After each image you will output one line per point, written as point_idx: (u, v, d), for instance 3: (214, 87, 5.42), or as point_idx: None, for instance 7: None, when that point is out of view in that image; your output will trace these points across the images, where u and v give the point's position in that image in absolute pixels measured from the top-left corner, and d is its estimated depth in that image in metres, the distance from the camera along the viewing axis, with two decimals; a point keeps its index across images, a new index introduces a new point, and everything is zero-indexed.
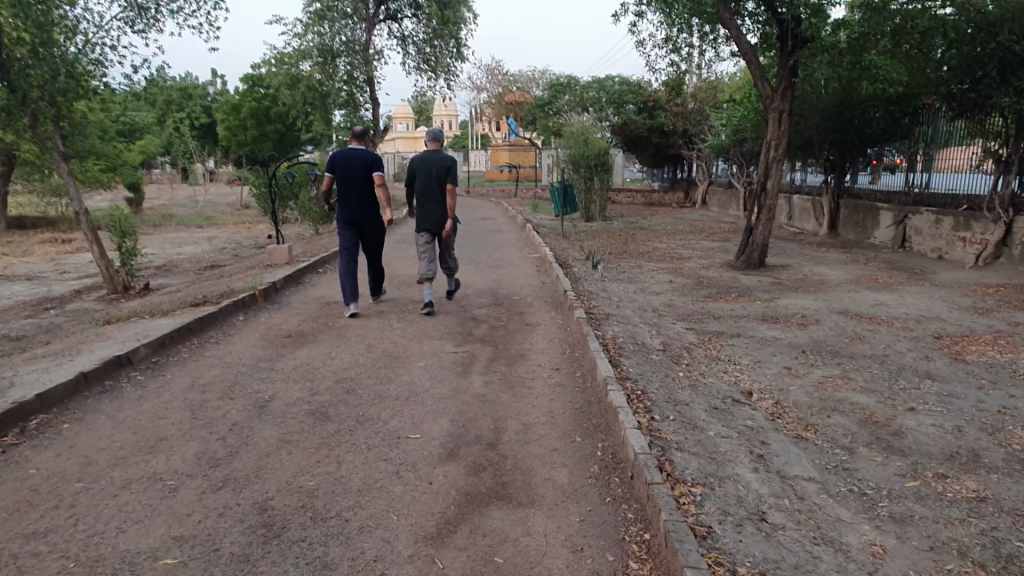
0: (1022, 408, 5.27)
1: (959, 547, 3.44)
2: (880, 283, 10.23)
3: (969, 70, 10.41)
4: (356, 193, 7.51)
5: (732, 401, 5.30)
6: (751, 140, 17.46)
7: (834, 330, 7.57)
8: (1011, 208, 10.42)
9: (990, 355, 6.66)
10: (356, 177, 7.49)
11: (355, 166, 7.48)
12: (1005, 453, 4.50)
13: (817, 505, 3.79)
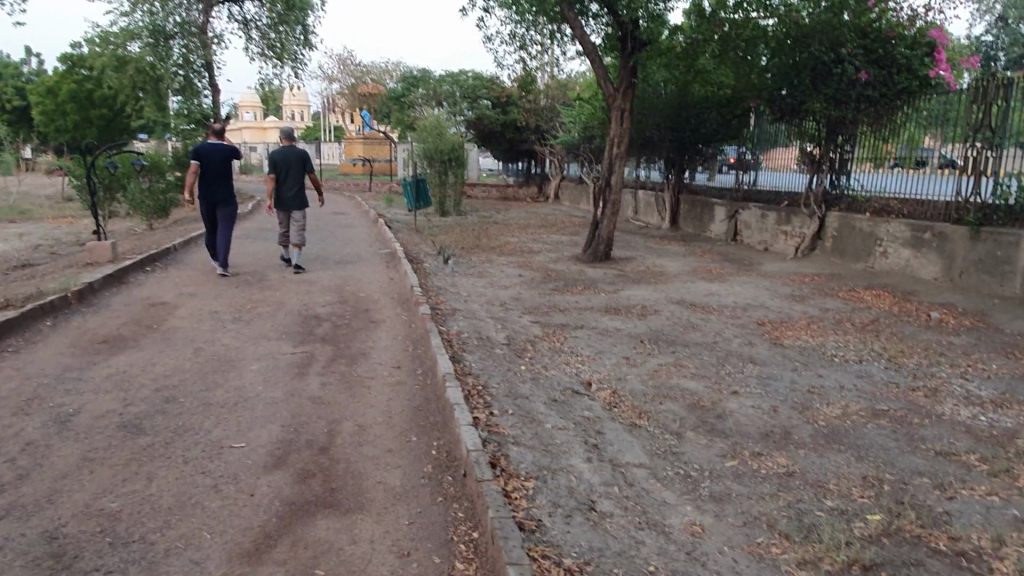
0: (829, 387, 5.76)
1: (768, 520, 3.68)
2: (712, 274, 10.89)
3: (787, 77, 11.33)
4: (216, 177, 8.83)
5: (571, 393, 5.42)
6: (599, 138, 18.11)
7: (670, 320, 7.96)
8: (823, 204, 11.49)
9: (804, 339, 7.26)
10: (217, 163, 8.89)
11: (216, 156, 8.87)
12: (812, 430, 4.89)
13: (645, 490, 3.94)
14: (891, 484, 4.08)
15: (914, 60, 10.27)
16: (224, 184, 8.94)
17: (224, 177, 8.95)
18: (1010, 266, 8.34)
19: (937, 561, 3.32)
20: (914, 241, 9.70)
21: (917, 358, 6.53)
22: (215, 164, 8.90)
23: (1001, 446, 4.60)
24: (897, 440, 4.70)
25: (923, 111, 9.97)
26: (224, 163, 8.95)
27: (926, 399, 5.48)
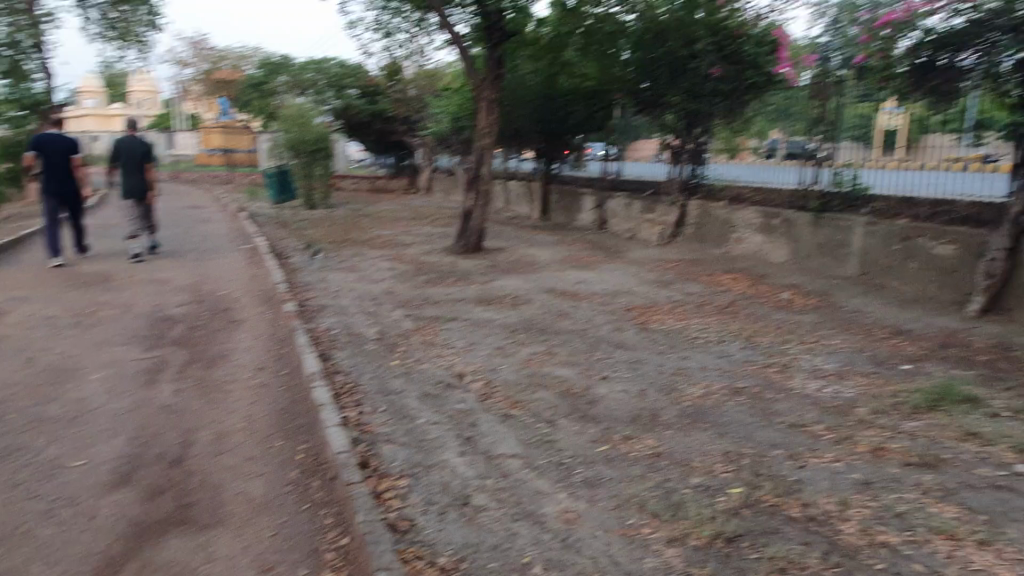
0: (692, 368, 6.02)
1: (638, 501, 3.77)
2: (582, 262, 11.12)
3: (647, 71, 11.60)
4: (60, 170, 8.53)
5: (444, 385, 5.34)
6: (468, 129, 18.07)
7: (542, 308, 8.05)
8: (685, 192, 12.04)
9: (668, 322, 7.56)
10: (58, 156, 8.55)
11: (58, 149, 8.52)
12: (677, 410, 5.09)
13: (520, 481, 3.93)
14: (750, 458, 4.29)
15: (760, 57, 10.85)
16: (68, 177, 8.66)
17: (66, 169, 8.65)
18: (847, 248, 9.09)
19: (791, 527, 3.52)
20: (765, 227, 10.34)
21: (770, 337, 6.96)
22: (56, 157, 8.54)
23: (843, 415, 4.96)
24: (753, 415, 4.97)
25: (771, 104, 10.98)
26: (66, 155, 8.61)
27: (778, 375, 5.85)
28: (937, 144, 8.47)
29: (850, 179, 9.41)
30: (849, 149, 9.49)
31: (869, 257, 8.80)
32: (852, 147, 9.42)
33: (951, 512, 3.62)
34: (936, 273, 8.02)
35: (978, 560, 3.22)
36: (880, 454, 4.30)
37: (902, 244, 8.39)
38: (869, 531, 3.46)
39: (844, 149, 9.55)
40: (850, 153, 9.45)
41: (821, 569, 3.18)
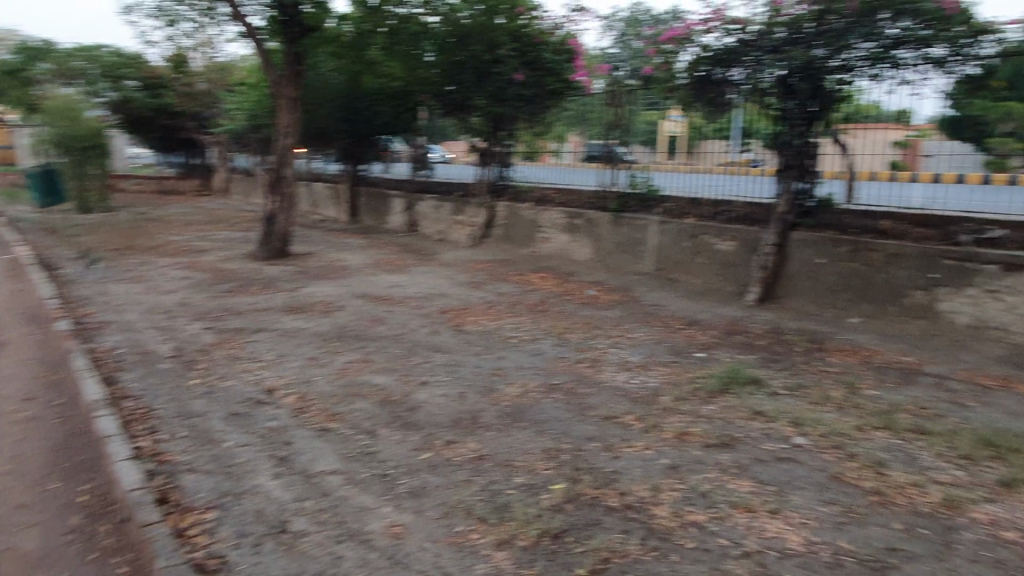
0: (509, 367, 6.11)
1: (465, 507, 3.73)
2: (394, 265, 10.94)
3: (452, 73, 11.62)
4: None
5: (253, 403, 4.96)
6: (267, 128, 17.14)
7: (354, 314, 7.80)
8: (491, 193, 12.32)
9: (483, 323, 7.64)
10: None
11: None
12: (497, 411, 5.13)
13: (341, 498, 3.74)
14: (569, 453, 4.42)
15: (557, 65, 11.30)
16: None
17: None
18: (644, 246, 9.73)
19: (610, 517, 3.66)
20: (569, 227, 10.81)
21: (580, 333, 7.26)
22: None
23: (650, 404, 5.27)
24: (569, 411, 5.13)
25: (568, 110, 11.43)
26: None
27: (590, 369, 6.11)
28: (713, 150, 9.36)
29: (644, 182, 10.16)
30: (640, 151, 10.21)
31: (663, 253, 9.49)
32: (642, 148, 10.16)
33: (746, 487, 3.97)
34: (720, 267, 8.83)
35: (772, 529, 3.55)
36: (684, 438, 4.62)
37: (690, 241, 9.14)
38: (679, 512, 3.69)
39: (636, 151, 10.25)
40: (642, 155, 10.19)
41: (641, 554, 3.34)
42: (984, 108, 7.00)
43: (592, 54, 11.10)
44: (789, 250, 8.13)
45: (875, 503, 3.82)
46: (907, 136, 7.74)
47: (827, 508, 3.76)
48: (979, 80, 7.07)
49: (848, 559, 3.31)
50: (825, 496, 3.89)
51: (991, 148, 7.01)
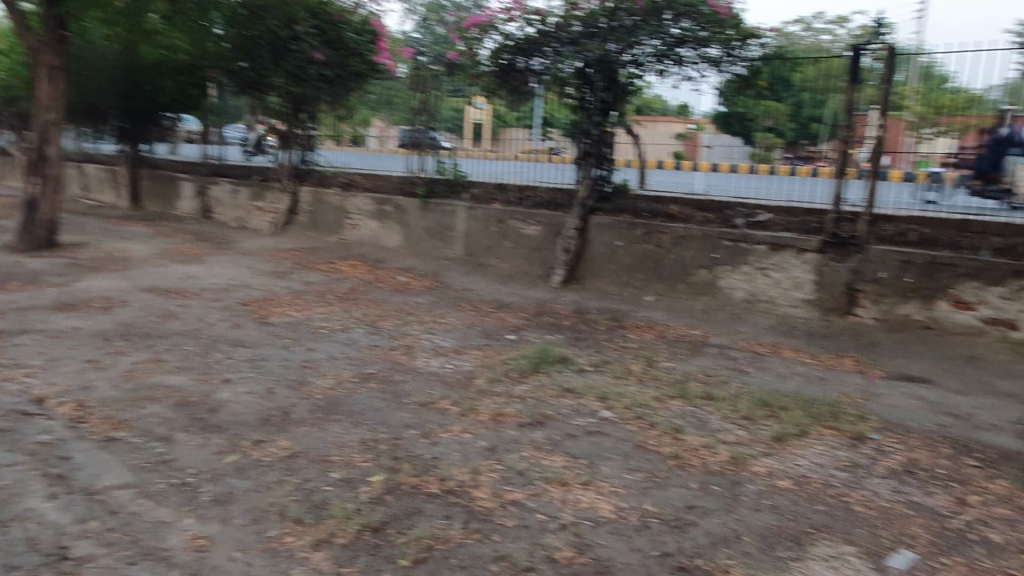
0: (319, 359, 5.86)
1: (278, 509, 3.51)
2: (186, 255, 10.08)
3: (245, 49, 10.88)
4: None
5: (18, 416, 4.32)
6: (23, 101, 14.98)
7: (141, 310, 7.06)
8: (294, 179, 11.64)
9: (290, 314, 7.25)
10: None
11: None
12: (309, 405, 4.89)
13: (133, 515, 3.38)
14: (387, 443, 4.31)
15: (360, 46, 11.01)
16: None
17: None
18: (453, 231, 9.77)
19: (431, 504, 3.63)
20: (378, 213, 10.60)
21: (392, 320, 7.14)
22: None
23: (465, 388, 5.31)
24: (385, 400, 5.02)
25: (370, 95, 11.55)
26: None
27: (403, 356, 6.03)
28: (517, 137, 9.63)
29: (451, 167, 10.16)
30: (450, 136, 10.23)
31: (472, 239, 9.59)
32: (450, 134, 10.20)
33: (559, 462, 4.12)
34: (527, 251, 9.10)
35: (586, 500, 3.71)
36: (500, 419, 4.71)
37: (498, 227, 9.31)
38: (498, 492, 3.74)
39: (445, 137, 10.26)
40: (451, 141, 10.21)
41: (463, 537, 3.34)
42: (748, 104, 7.97)
43: (395, 38, 11.12)
44: (590, 234, 8.56)
45: (674, 467, 4.14)
46: (687, 129, 8.45)
47: (633, 475, 4.01)
48: (747, 79, 7.90)
49: (653, 520, 3.55)
50: (631, 464, 4.15)
51: (756, 142, 7.99)
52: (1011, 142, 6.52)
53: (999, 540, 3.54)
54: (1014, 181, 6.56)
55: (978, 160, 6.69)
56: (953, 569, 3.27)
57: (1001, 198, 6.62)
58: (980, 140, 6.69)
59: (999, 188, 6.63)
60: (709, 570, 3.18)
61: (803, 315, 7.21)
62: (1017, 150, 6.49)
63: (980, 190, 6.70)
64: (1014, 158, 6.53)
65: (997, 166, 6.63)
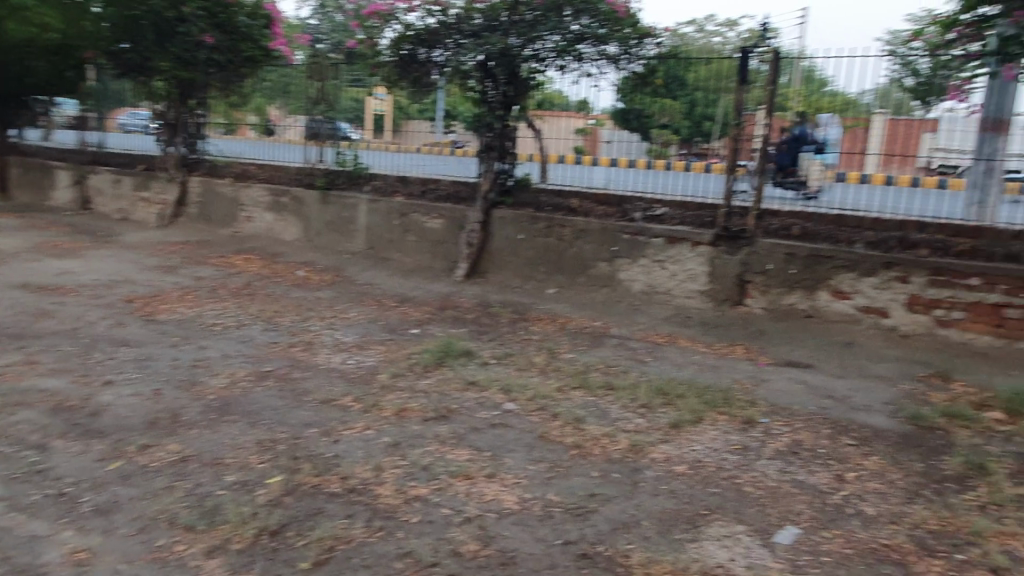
0: (212, 358, 5.60)
1: (168, 517, 3.34)
2: (63, 250, 9.40)
3: (127, 30, 10.29)
4: None
5: None
6: None
7: (11, 309, 6.53)
8: (182, 168, 11.14)
9: (180, 311, 6.89)
10: None
11: None
12: (201, 406, 4.67)
13: (4, 531, 3.19)
14: (285, 443, 4.17)
15: (254, 31, 10.57)
16: None
17: None
18: (354, 225, 9.54)
19: (332, 503, 3.54)
20: (274, 206, 10.23)
21: (290, 315, 6.92)
22: None
23: (367, 383, 5.20)
24: (283, 398, 4.85)
25: (267, 82, 10.83)
26: None
27: (303, 353, 5.85)
28: (420, 129, 9.69)
29: (352, 159, 9.92)
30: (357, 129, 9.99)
31: (374, 233, 9.39)
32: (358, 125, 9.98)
33: (463, 456, 4.11)
34: (430, 245, 9.01)
35: (490, 492, 3.72)
36: (403, 415, 4.64)
37: (400, 220, 9.16)
38: (402, 489, 3.69)
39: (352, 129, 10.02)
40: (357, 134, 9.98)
41: (366, 537, 3.28)
42: (644, 101, 8.20)
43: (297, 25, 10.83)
44: (493, 227, 8.58)
45: (576, 456, 4.22)
46: (586, 124, 8.51)
47: (536, 466, 4.05)
48: (643, 77, 8.13)
49: (556, 510, 3.60)
50: (534, 455, 4.19)
51: (653, 137, 8.13)
52: (804, 141, 7.33)
53: (873, 512, 3.81)
54: (805, 175, 7.40)
55: (778, 155, 7.43)
56: (833, 541, 3.50)
57: (797, 189, 7.43)
58: (778, 138, 7.44)
59: (795, 180, 7.43)
60: (609, 556, 3.25)
61: (698, 306, 7.50)
62: (810, 147, 7.31)
63: (781, 182, 7.44)
64: (806, 154, 7.35)
65: (793, 161, 7.41)
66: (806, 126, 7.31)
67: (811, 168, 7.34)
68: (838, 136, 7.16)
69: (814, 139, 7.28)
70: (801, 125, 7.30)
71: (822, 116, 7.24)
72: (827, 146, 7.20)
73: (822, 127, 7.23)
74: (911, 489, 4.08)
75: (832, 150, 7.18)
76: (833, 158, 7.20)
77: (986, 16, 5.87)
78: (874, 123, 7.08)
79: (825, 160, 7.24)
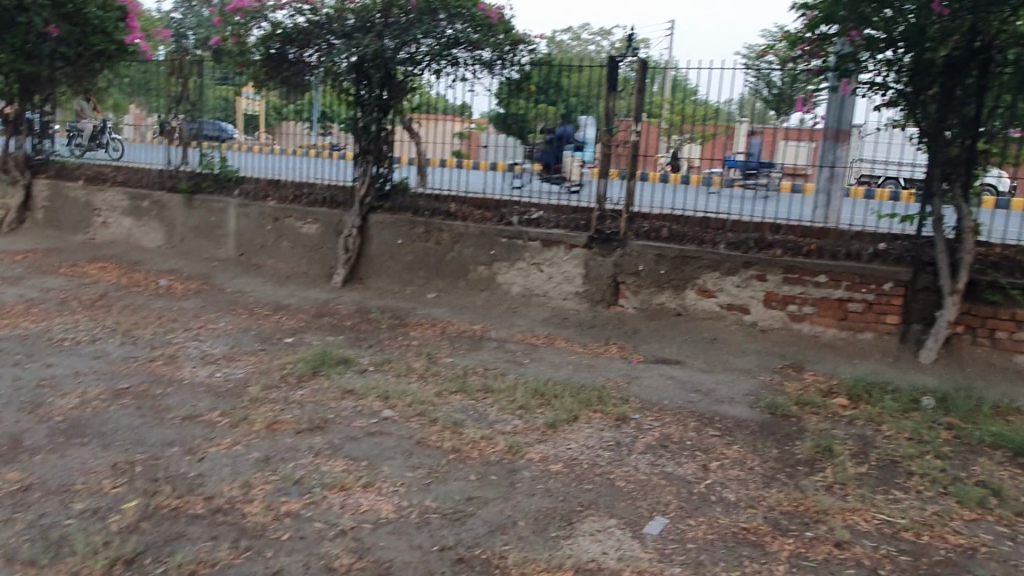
0: (60, 376, 5.18)
1: (6, 553, 3.08)
2: None
3: None
4: None
5: None
6: None
7: None
8: (27, 169, 10.32)
9: (23, 326, 6.33)
10: None
11: None
12: (47, 428, 4.31)
13: None
14: (143, 464, 3.92)
15: (107, 24, 9.68)
16: None
17: None
18: (223, 230, 9.10)
19: (195, 525, 3.36)
20: (133, 210, 9.61)
21: (152, 328, 6.51)
22: None
23: (236, 396, 4.98)
24: (142, 416, 4.56)
25: (125, 78, 10.36)
26: None
27: (166, 367, 5.51)
28: (295, 131, 9.18)
29: (218, 161, 9.51)
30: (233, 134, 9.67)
31: (244, 238, 9.00)
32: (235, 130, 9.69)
33: (339, 467, 4.01)
34: (305, 251, 8.73)
35: (366, 503, 3.65)
36: (274, 428, 4.47)
37: (273, 225, 8.83)
38: (273, 505, 3.56)
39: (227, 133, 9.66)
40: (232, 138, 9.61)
41: (232, 558, 3.14)
42: (524, 109, 8.23)
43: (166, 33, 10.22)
44: (370, 232, 8.45)
45: (454, 460, 4.22)
46: (467, 128, 8.42)
47: (414, 473, 4.02)
48: (518, 84, 8.19)
49: (433, 516, 3.59)
50: (411, 462, 4.15)
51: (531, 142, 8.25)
52: (566, 140, 8.07)
53: (734, 498, 4.04)
54: (567, 171, 8.10)
55: (544, 153, 8.21)
56: (697, 528, 3.68)
57: (561, 183, 8.12)
58: (547, 136, 8.19)
59: (560, 176, 8.13)
60: (485, 559, 3.28)
61: (574, 307, 7.69)
62: (571, 146, 8.03)
63: (548, 177, 8.17)
64: (568, 152, 8.08)
65: (559, 158, 8.16)
66: (569, 126, 8.04)
67: (572, 164, 8.04)
68: (594, 135, 7.83)
69: (575, 138, 8.00)
70: (564, 125, 8.06)
71: (582, 117, 7.90)
72: (584, 144, 7.90)
73: (582, 128, 7.92)
74: (768, 474, 4.37)
75: (588, 148, 7.88)
76: (590, 156, 7.92)
77: (826, 34, 6.58)
78: (739, 131, 7.48)
79: (583, 157, 7.96)
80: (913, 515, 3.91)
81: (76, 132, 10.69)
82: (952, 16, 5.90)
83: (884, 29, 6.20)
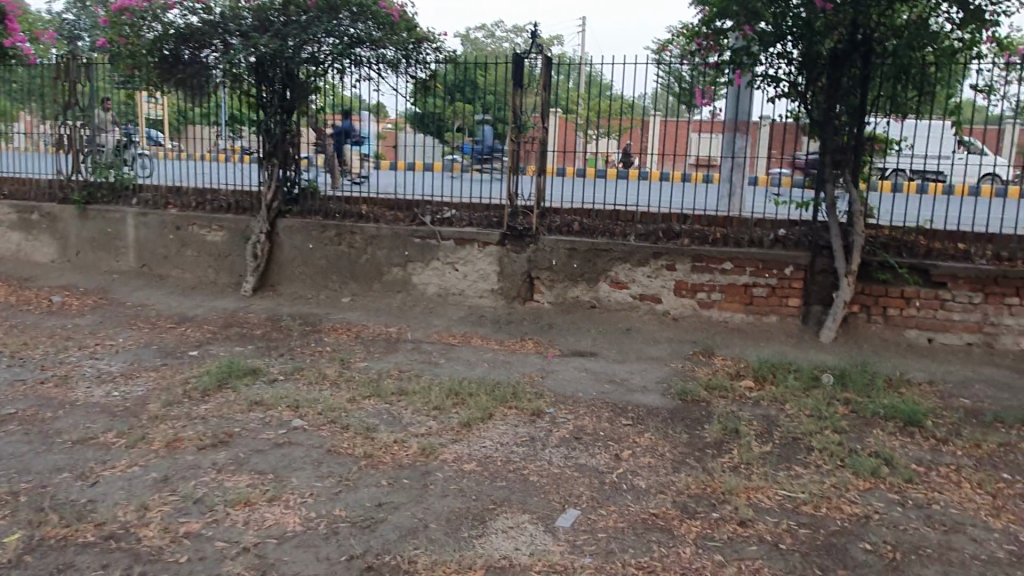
0: None
1: None
2: None
3: None
4: None
5: None
6: None
7: None
8: None
9: None
10: None
11: None
12: None
13: None
14: (29, 493, 3.70)
15: None
16: None
17: None
18: (121, 241, 8.69)
19: (85, 554, 3.19)
20: (22, 224, 9.08)
21: (43, 347, 6.14)
22: None
23: (135, 416, 4.75)
24: (29, 442, 4.30)
25: (11, 85, 9.46)
26: None
27: (56, 389, 5.20)
28: (204, 135, 8.75)
29: (112, 168, 9.00)
30: (131, 134, 9.10)
31: (145, 248, 8.61)
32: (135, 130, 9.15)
33: (243, 482, 3.88)
34: (211, 259, 8.42)
35: (271, 517, 3.55)
36: (175, 446, 4.29)
37: (175, 234, 8.48)
38: (170, 527, 3.41)
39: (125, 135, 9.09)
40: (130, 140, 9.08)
41: None
42: (439, 106, 8.11)
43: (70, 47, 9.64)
44: (278, 237, 8.23)
45: (365, 466, 4.15)
46: (383, 127, 8.21)
47: (324, 483, 3.93)
48: (426, 83, 8.09)
49: (342, 525, 3.52)
50: (320, 471, 4.06)
51: (448, 141, 8.11)
52: (347, 134, 8.34)
53: (644, 485, 4.13)
54: (349, 164, 8.41)
55: (326, 147, 8.40)
56: (608, 517, 3.74)
57: (343, 176, 8.38)
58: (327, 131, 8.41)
59: (341, 169, 8.41)
60: (394, 565, 3.23)
61: (490, 305, 7.70)
62: (351, 141, 8.35)
63: (331, 171, 8.40)
64: (348, 146, 8.39)
65: (339, 151, 8.41)
66: (346, 121, 8.27)
67: (353, 157, 8.39)
68: (372, 130, 8.26)
69: (355, 133, 8.33)
70: (343, 121, 8.26)
71: (436, 116, 8.12)
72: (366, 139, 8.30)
73: (361, 122, 8.24)
74: (677, 459, 4.48)
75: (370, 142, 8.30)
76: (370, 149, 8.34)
77: (720, 29, 6.79)
78: (650, 125, 7.63)
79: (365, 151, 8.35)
80: (811, 489, 4.08)
81: (93, 148, 9.09)
82: (836, 10, 6.16)
83: (773, 23, 6.42)
